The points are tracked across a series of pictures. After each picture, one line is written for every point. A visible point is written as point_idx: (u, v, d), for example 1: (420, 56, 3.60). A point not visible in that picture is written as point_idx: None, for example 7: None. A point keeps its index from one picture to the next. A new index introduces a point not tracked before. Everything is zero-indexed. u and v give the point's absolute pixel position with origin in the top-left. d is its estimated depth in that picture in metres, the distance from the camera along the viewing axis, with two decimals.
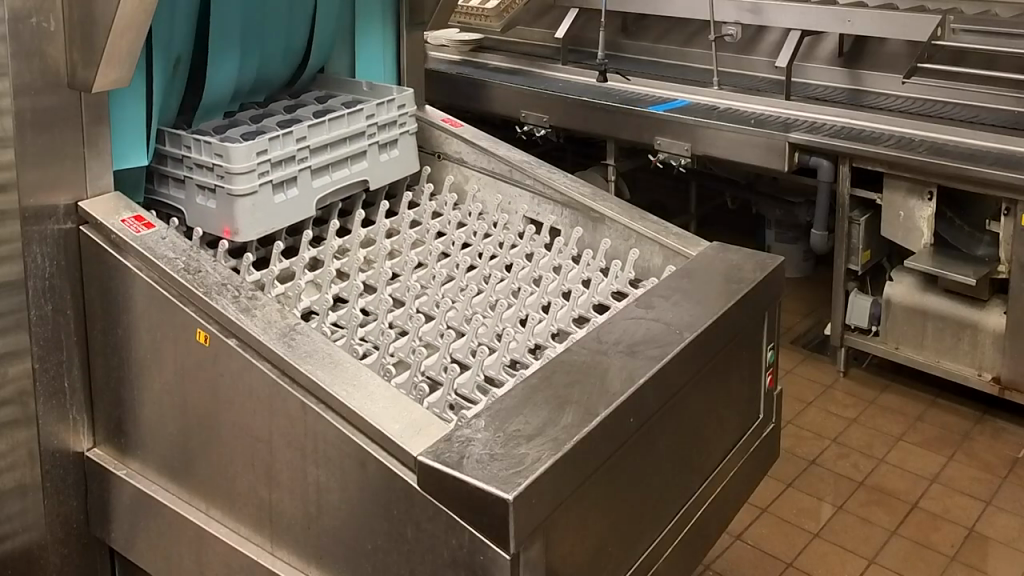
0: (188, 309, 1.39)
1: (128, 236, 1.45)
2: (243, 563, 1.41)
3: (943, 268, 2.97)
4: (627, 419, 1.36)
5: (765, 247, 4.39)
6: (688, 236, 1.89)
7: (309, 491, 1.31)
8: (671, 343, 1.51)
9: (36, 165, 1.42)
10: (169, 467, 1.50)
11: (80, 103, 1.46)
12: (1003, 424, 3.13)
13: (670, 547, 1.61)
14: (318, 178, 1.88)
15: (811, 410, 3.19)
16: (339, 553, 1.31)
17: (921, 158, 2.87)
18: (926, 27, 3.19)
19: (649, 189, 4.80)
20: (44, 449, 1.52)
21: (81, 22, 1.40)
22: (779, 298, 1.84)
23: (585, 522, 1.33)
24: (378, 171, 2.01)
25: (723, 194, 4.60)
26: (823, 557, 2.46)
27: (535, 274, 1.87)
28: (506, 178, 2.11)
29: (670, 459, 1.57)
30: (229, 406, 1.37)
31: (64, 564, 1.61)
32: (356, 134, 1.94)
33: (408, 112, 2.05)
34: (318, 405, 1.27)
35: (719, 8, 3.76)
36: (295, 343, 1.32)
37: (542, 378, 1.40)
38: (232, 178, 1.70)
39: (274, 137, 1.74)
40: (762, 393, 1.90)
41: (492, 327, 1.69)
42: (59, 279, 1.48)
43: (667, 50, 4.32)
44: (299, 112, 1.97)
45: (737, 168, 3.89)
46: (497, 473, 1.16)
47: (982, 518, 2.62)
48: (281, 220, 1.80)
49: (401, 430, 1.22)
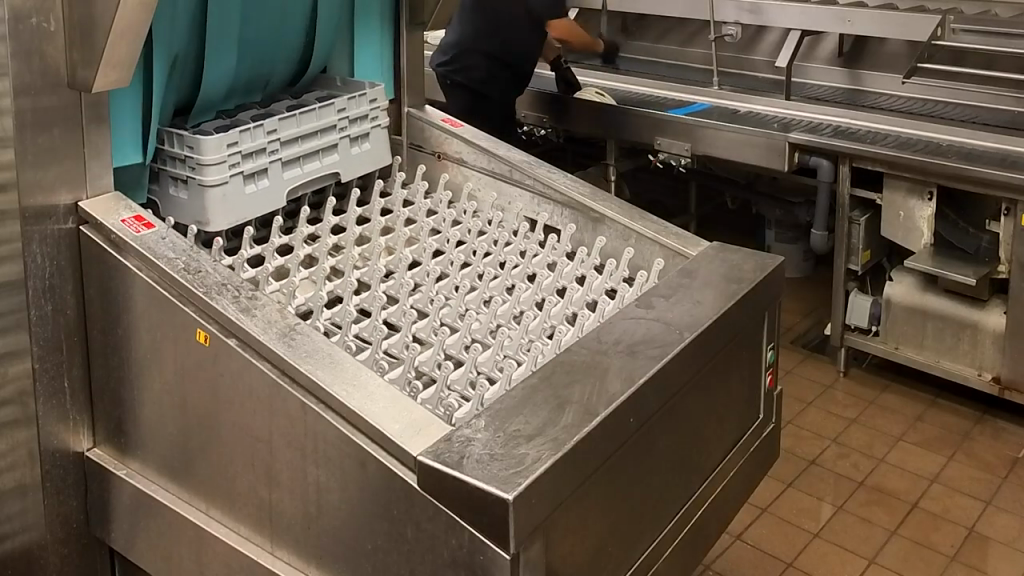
0: (188, 308, 1.40)
1: (128, 236, 1.45)
2: (243, 562, 1.43)
3: (943, 268, 2.99)
4: (627, 419, 1.39)
5: (764, 248, 4.43)
6: (688, 236, 1.92)
7: (309, 491, 1.34)
8: (671, 343, 1.54)
9: (37, 165, 1.43)
10: (169, 467, 1.51)
11: (80, 103, 1.46)
12: (1003, 424, 3.17)
13: (670, 547, 1.65)
14: (289, 169, 1.92)
15: (811, 410, 3.23)
16: (339, 553, 1.34)
17: (921, 158, 2.91)
18: (925, 27, 3.22)
19: (649, 188, 4.83)
20: (44, 449, 1.53)
21: (81, 23, 1.41)
22: (779, 298, 1.88)
23: (585, 522, 1.37)
24: (350, 164, 2.05)
25: (723, 193, 4.64)
26: (823, 556, 2.49)
27: (499, 259, 1.92)
28: (506, 178, 2.14)
29: (671, 459, 1.61)
30: (229, 406, 1.39)
31: (65, 564, 1.61)
32: (326, 128, 1.97)
33: (379, 107, 2.10)
34: (319, 405, 1.30)
35: (720, 9, 3.81)
36: (295, 343, 1.35)
37: (543, 378, 1.43)
38: (203, 169, 1.74)
39: (244, 129, 1.79)
40: (762, 393, 1.93)
41: (456, 308, 1.75)
42: (60, 280, 1.48)
43: (667, 50, 4.34)
44: (273, 106, 2.00)
45: (737, 168, 4.03)
46: (497, 473, 1.18)
47: (982, 517, 2.66)
48: (251, 210, 1.84)
49: (401, 430, 1.24)
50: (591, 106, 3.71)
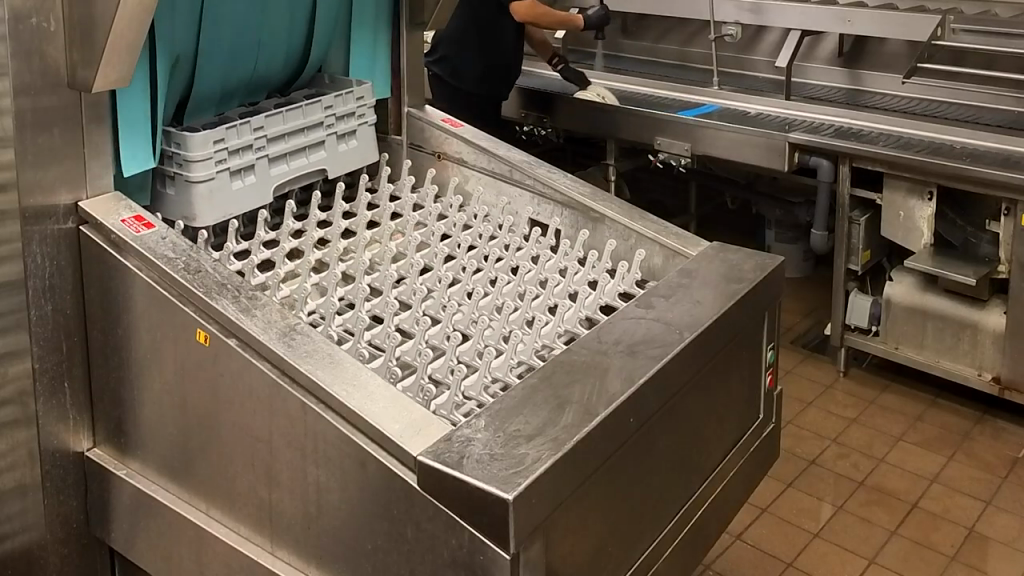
0: (188, 309, 1.33)
1: (127, 236, 1.38)
2: (243, 563, 1.35)
3: (943, 268, 2.94)
4: (627, 419, 1.33)
5: (763, 247, 4.35)
6: (689, 236, 1.84)
7: (309, 491, 1.27)
8: (671, 343, 1.47)
9: (37, 164, 1.35)
10: (169, 467, 1.43)
11: (79, 103, 1.39)
12: (1003, 424, 3.10)
13: (671, 547, 1.57)
14: (275, 165, 1.87)
15: (811, 411, 3.16)
16: (339, 553, 1.27)
17: (921, 158, 2.86)
18: (925, 27, 3.16)
19: (648, 188, 4.76)
20: (43, 450, 1.45)
21: (81, 21, 1.33)
22: (779, 298, 1.80)
23: (584, 522, 1.30)
24: (337, 160, 2.00)
25: (722, 193, 4.57)
26: (823, 557, 2.44)
27: (484, 252, 1.86)
28: (507, 178, 2.07)
29: (671, 459, 1.53)
30: (229, 406, 1.32)
31: (64, 565, 1.52)
32: (313, 125, 1.92)
33: (367, 104, 2.04)
34: (318, 406, 1.23)
35: (720, 9, 3.76)
36: (294, 343, 1.28)
37: (542, 378, 1.36)
38: (189, 165, 1.68)
39: (231, 126, 1.73)
40: (762, 392, 1.85)
41: (438, 300, 1.70)
42: (60, 279, 1.40)
43: (667, 50, 4.28)
44: (261, 103, 1.95)
45: (736, 168, 3.98)
46: (496, 473, 1.12)
47: (982, 517, 2.61)
48: (237, 206, 1.78)
49: (400, 430, 1.18)
50: (589, 105, 3.67)
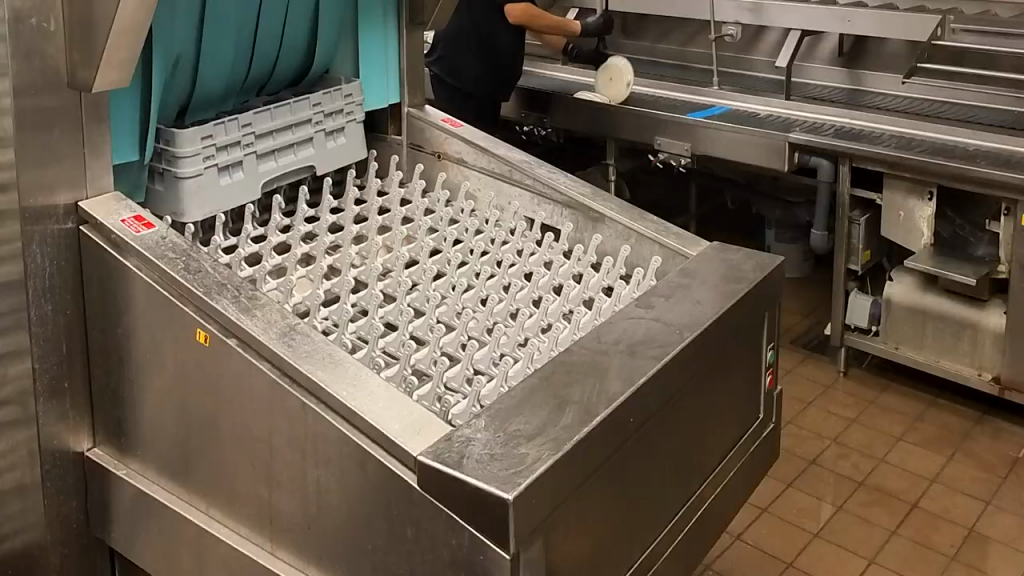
0: (187, 308, 1.30)
1: (128, 236, 1.35)
2: (243, 563, 1.33)
3: (943, 269, 2.92)
4: (627, 420, 1.30)
5: (764, 247, 4.33)
6: (689, 236, 1.80)
7: (309, 490, 1.24)
8: (672, 343, 1.44)
9: (37, 164, 1.33)
10: (168, 467, 1.41)
11: (80, 104, 1.37)
12: (1004, 424, 3.09)
13: (670, 546, 1.54)
14: (264, 162, 1.84)
15: (811, 411, 3.15)
16: (339, 552, 1.24)
17: (922, 158, 2.83)
18: (926, 27, 3.14)
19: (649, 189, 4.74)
20: (44, 449, 1.43)
21: (82, 21, 1.31)
22: (779, 299, 1.77)
23: (586, 522, 1.27)
24: (327, 158, 1.97)
25: (721, 193, 4.55)
26: (822, 557, 2.41)
27: (472, 247, 1.84)
28: (506, 178, 2.02)
29: (670, 459, 1.51)
30: (230, 405, 1.29)
31: (64, 565, 1.50)
32: (301, 122, 1.89)
33: (356, 101, 2.01)
34: (318, 405, 1.21)
35: (720, 9, 3.73)
36: (294, 343, 1.25)
37: (542, 378, 1.33)
38: (178, 162, 1.67)
39: (219, 122, 1.71)
40: (762, 392, 1.82)
41: (423, 293, 1.68)
42: (60, 279, 1.38)
43: (668, 50, 4.26)
44: (251, 100, 1.93)
45: (737, 168, 3.95)
46: (496, 473, 1.10)
47: (981, 518, 2.58)
48: (226, 202, 1.76)
49: (400, 430, 1.15)
50: (587, 104, 3.65)
